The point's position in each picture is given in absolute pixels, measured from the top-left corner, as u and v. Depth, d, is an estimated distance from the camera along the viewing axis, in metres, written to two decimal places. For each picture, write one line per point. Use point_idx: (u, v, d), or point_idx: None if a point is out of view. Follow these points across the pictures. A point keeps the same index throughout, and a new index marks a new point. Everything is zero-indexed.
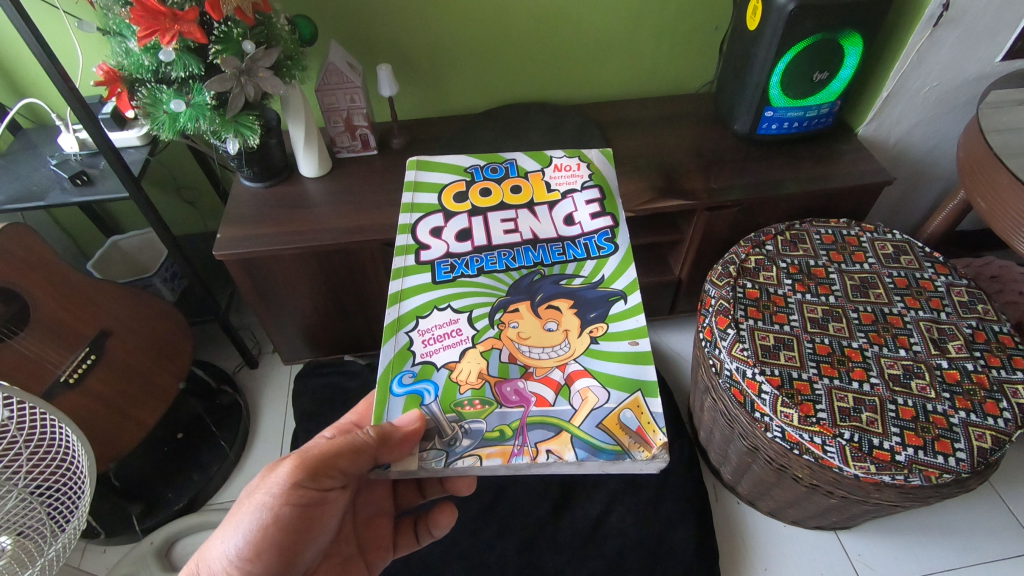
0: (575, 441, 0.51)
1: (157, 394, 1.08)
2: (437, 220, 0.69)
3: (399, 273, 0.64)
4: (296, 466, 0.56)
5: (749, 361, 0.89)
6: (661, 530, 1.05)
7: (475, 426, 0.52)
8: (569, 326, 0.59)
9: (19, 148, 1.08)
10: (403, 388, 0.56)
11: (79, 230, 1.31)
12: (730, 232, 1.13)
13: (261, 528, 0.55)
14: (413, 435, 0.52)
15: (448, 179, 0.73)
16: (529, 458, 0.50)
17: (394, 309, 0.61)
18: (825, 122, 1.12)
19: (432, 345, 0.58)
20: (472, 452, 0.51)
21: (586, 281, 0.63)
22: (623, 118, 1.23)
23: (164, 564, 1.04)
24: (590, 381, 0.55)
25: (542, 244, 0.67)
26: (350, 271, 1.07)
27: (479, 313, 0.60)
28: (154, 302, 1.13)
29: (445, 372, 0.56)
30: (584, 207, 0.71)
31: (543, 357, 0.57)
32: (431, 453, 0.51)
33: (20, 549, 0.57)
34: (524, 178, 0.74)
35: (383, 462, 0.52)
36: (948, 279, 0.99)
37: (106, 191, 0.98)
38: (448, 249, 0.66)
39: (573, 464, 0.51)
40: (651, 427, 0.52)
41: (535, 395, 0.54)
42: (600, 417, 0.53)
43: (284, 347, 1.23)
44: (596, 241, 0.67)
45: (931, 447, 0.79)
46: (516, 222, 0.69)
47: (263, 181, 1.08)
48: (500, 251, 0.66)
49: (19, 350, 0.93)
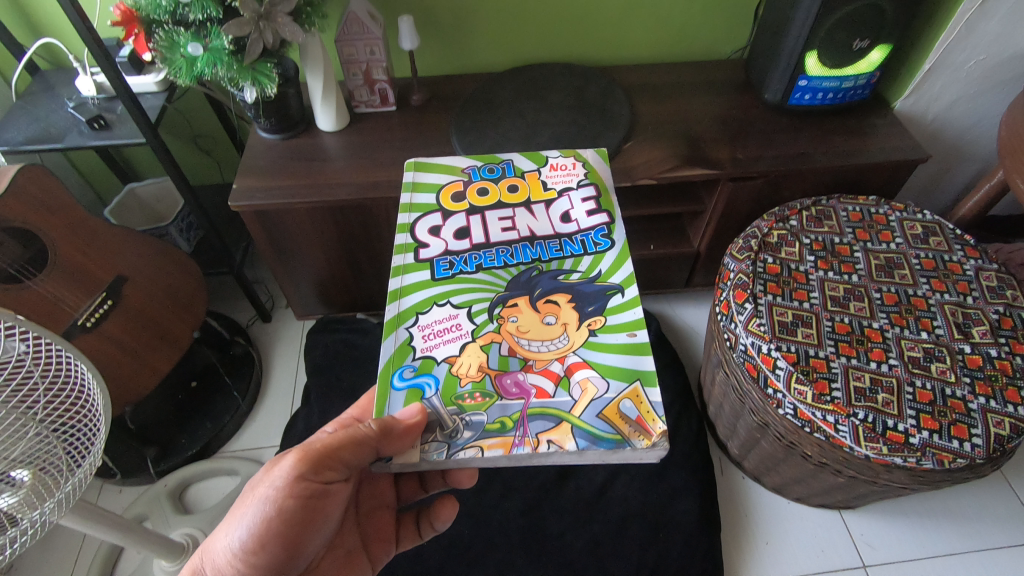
0: (575, 431, 0.51)
1: (171, 341, 1.10)
2: (436, 219, 0.68)
3: (399, 270, 0.63)
4: (299, 460, 0.56)
5: (764, 337, 0.87)
6: (665, 500, 1.05)
7: (476, 419, 0.52)
8: (567, 320, 0.58)
9: (38, 88, 1.07)
10: (404, 382, 0.55)
11: (96, 175, 1.31)
12: (752, 206, 1.10)
13: (264, 520, 0.55)
14: (415, 428, 0.51)
15: (445, 180, 0.72)
16: (530, 449, 0.50)
17: (394, 305, 0.60)
18: (861, 94, 1.07)
19: (432, 340, 0.57)
20: (473, 443, 0.51)
21: (583, 276, 0.62)
22: (648, 82, 1.19)
23: (177, 506, 1.08)
24: (590, 372, 0.54)
25: (540, 240, 0.65)
26: (364, 228, 1.06)
27: (478, 308, 0.59)
28: (171, 250, 1.14)
29: (446, 367, 0.56)
30: (579, 205, 0.69)
31: (543, 350, 0.56)
32: (432, 445, 0.51)
33: (37, 482, 0.58)
34: (520, 178, 0.72)
35: (385, 455, 0.51)
36: (978, 263, 0.96)
37: (122, 135, 0.97)
38: (446, 247, 0.65)
39: (573, 453, 0.50)
40: (651, 415, 0.51)
41: (535, 387, 0.53)
42: (600, 407, 0.52)
43: (297, 301, 1.23)
44: (593, 237, 0.66)
45: (946, 431, 0.78)
46: (514, 220, 0.68)
47: (280, 134, 1.06)
48: (498, 248, 0.65)
49: (34, 289, 0.92)
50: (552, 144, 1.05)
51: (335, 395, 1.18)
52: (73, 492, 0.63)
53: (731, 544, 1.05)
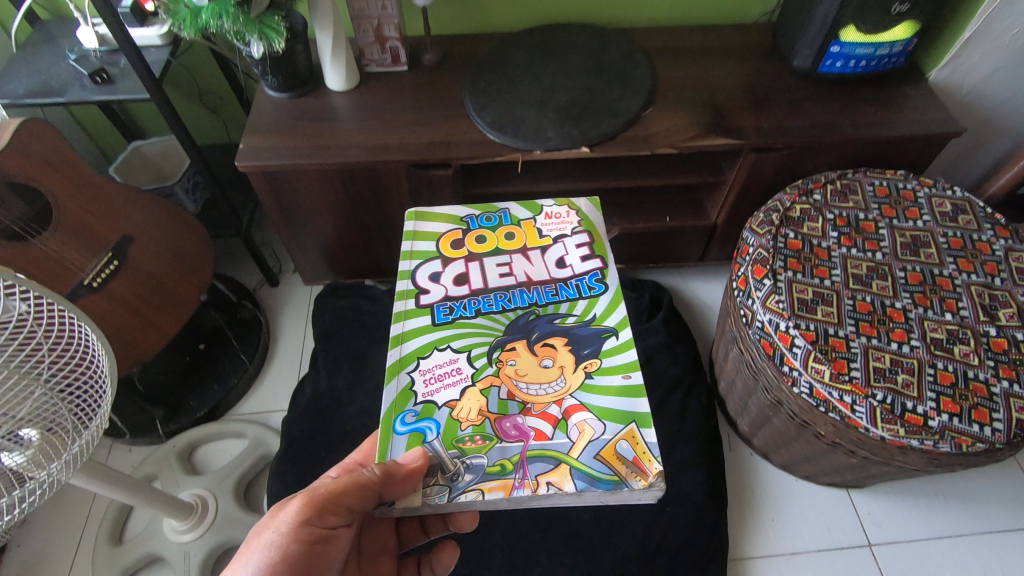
0: (574, 472, 0.50)
1: (178, 302, 1.09)
2: (436, 266, 0.65)
3: (399, 317, 0.61)
4: (304, 505, 0.54)
5: (783, 314, 0.85)
6: (673, 474, 1.04)
7: (476, 461, 0.51)
8: (564, 362, 0.57)
9: (39, 40, 1.04)
10: (406, 426, 0.54)
11: (100, 132, 1.28)
12: (774, 178, 1.06)
13: (269, 567, 0.51)
14: (417, 472, 0.50)
15: (445, 228, 0.69)
16: (530, 491, 0.49)
17: (396, 350, 0.58)
18: (896, 62, 1.02)
19: (433, 385, 0.56)
20: (474, 486, 0.50)
21: (579, 320, 0.60)
22: (671, 46, 1.13)
23: (186, 466, 1.08)
24: (586, 415, 0.54)
25: (537, 286, 0.63)
26: (373, 190, 1.03)
27: (478, 352, 0.58)
28: (177, 211, 1.12)
29: (446, 411, 0.54)
30: (573, 250, 0.67)
31: (541, 394, 0.55)
32: (434, 489, 0.50)
33: (45, 443, 0.58)
34: (516, 226, 0.69)
35: (388, 499, 0.50)
36: (1008, 243, 0.92)
37: (125, 90, 0.94)
38: (446, 293, 0.63)
39: (571, 495, 0.50)
40: (646, 456, 0.51)
41: (534, 429, 0.53)
42: (597, 449, 0.52)
43: (304, 266, 1.21)
44: (588, 282, 0.64)
45: (967, 415, 0.76)
46: (511, 266, 0.65)
47: (288, 92, 1.03)
48: (496, 293, 0.62)
49: (39, 247, 0.91)
50: (569, 110, 1.01)
51: (343, 362, 1.17)
52: (81, 451, 0.63)
53: (737, 520, 1.05)
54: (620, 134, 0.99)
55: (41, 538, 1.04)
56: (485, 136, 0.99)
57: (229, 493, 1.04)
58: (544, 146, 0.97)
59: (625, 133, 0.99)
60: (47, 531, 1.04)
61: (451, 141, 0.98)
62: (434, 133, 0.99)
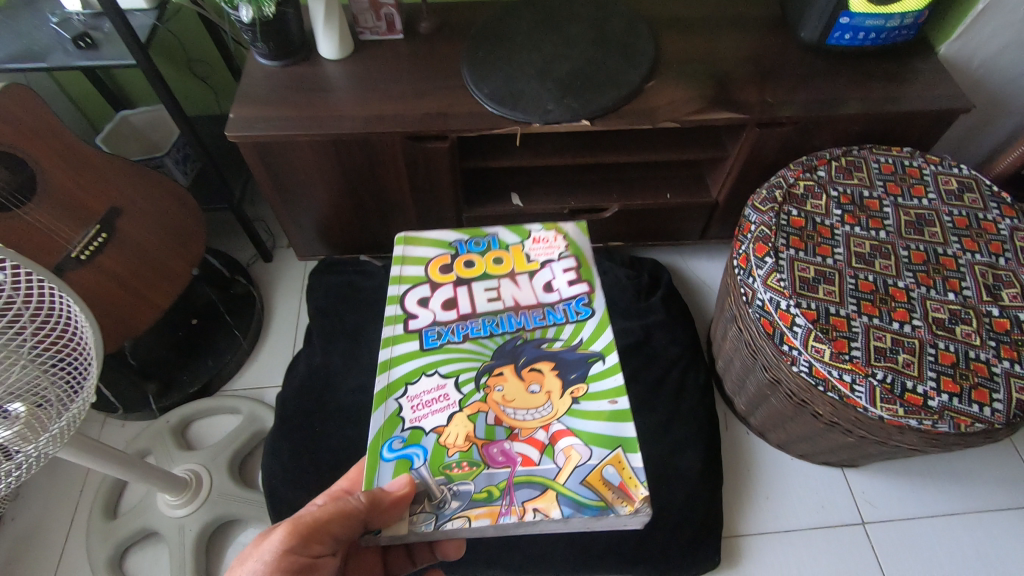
0: (560, 499, 0.53)
1: (170, 276, 1.05)
2: (424, 290, 0.68)
3: (388, 342, 0.64)
4: (289, 532, 0.55)
5: (784, 293, 0.84)
6: (669, 453, 1.04)
7: (464, 488, 0.54)
8: (551, 388, 0.60)
9: (19, 2, 0.99)
10: (394, 452, 0.57)
11: (86, 101, 1.24)
12: (778, 154, 1.04)
13: None
14: (403, 500, 0.53)
15: (434, 252, 0.72)
16: (516, 518, 0.52)
17: (384, 376, 0.61)
18: (906, 35, 0.99)
19: (421, 411, 0.59)
20: (461, 513, 0.53)
21: (565, 344, 0.63)
22: (675, 16, 1.10)
23: (180, 441, 1.08)
24: (574, 440, 0.57)
25: (524, 311, 0.66)
26: (368, 164, 1.00)
27: (465, 378, 0.60)
28: (168, 184, 1.09)
29: (434, 437, 0.57)
30: (560, 276, 0.69)
31: (528, 420, 0.58)
32: (421, 516, 0.53)
33: (32, 418, 0.57)
34: (504, 250, 0.71)
35: (373, 527, 0.53)
36: (1013, 223, 0.91)
37: (109, 56, 0.91)
38: (434, 318, 0.66)
39: (558, 520, 0.53)
40: (632, 481, 0.55)
41: (521, 456, 0.56)
42: (583, 474, 0.55)
43: (298, 240, 1.19)
44: (574, 306, 0.67)
45: (967, 395, 0.76)
46: (499, 290, 0.68)
47: (279, 60, 0.99)
48: (484, 317, 0.65)
49: (24, 219, 0.89)
50: (570, 81, 0.98)
51: (338, 339, 1.16)
52: (66, 427, 0.62)
53: (732, 498, 1.05)
54: (621, 107, 0.96)
55: (36, 511, 1.04)
56: (483, 107, 0.96)
57: (224, 469, 1.03)
58: (543, 119, 0.94)
59: (627, 105, 0.97)
60: (41, 504, 1.04)
61: (448, 112, 0.95)
62: (430, 103, 0.96)
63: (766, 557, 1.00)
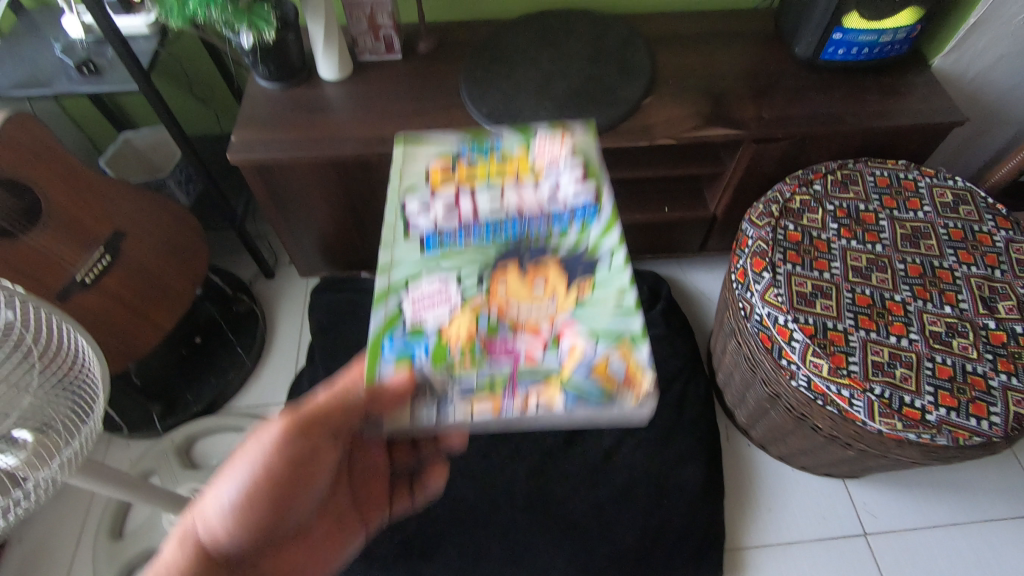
0: (563, 390, 0.50)
1: (174, 295, 1.08)
2: (425, 195, 0.63)
3: (388, 245, 0.60)
4: (287, 426, 0.53)
5: (782, 308, 0.85)
6: (671, 466, 1.04)
7: (465, 381, 0.51)
8: (558, 284, 0.56)
9: (24, 29, 1.01)
10: (394, 348, 0.53)
11: (90, 123, 1.26)
12: (774, 168, 1.05)
13: (252, 482, 0.51)
14: (404, 393, 0.50)
15: (435, 155, 0.66)
16: (519, 408, 0.49)
17: (384, 278, 0.57)
18: (899, 49, 1.00)
19: (421, 311, 0.55)
20: (463, 405, 0.50)
21: (573, 246, 0.58)
22: (670, 33, 1.11)
23: (184, 460, 1.09)
24: (579, 335, 0.53)
25: (529, 215, 0.60)
26: (369, 184, 1.01)
27: (466, 277, 0.56)
28: (172, 205, 1.11)
29: (435, 334, 0.53)
30: (567, 178, 0.63)
31: (532, 314, 0.54)
32: (422, 408, 0.50)
33: (41, 444, 0.57)
34: (508, 155, 0.66)
35: (373, 415, 0.51)
36: (1009, 234, 0.91)
37: (113, 81, 0.92)
38: (435, 222, 0.60)
39: (563, 412, 0.50)
40: (639, 370, 0.51)
41: (524, 350, 0.52)
42: (589, 366, 0.51)
43: (299, 258, 1.20)
44: (581, 211, 0.61)
45: (965, 409, 0.76)
46: (504, 196, 0.62)
47: (280, 83, 1.01)
48: (487, 221, 0.60)
49: (27, 243, 0.89)
50: (568, 100, 0.99)
51: (340, 356, 1.16)
52: (75, 454, 0.62)
53: (734, 511, 1.05)
54: (618, 125, 0.98)
55: (42, 531, 1.05)
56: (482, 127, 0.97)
57: None
58: None
59: (624, 123, 0.98)
60: (47, 523, 1.05)
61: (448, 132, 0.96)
62: (429, 124, 0.97)
63: (768, 569, 1.00)
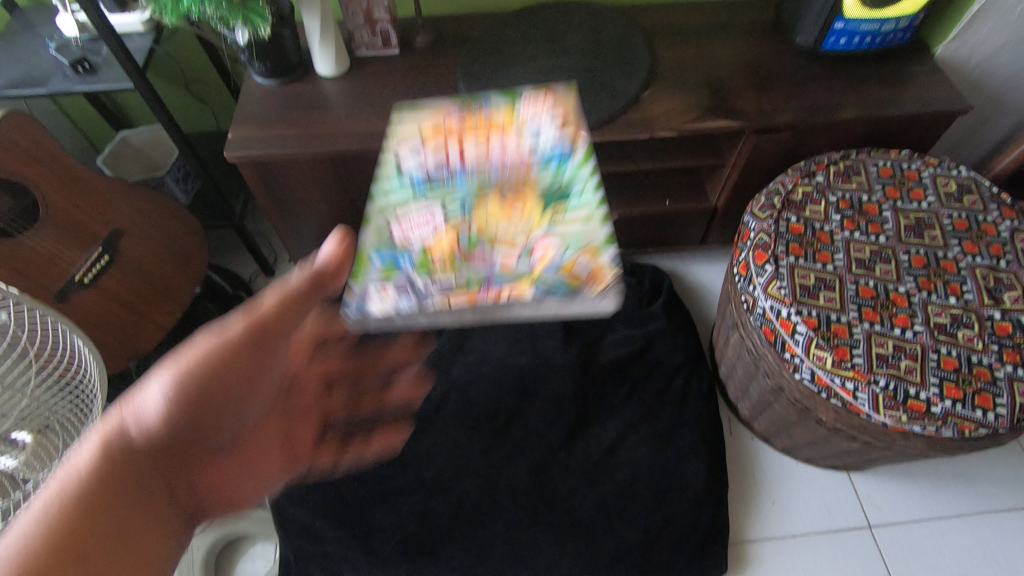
0: (533, 282, 0.51)
1: (173, 295, 1.05)
2: (416, 148, 0.62)
3: (377, 190, 0.60)
4: (246, 320, 0.57)
5: (785, 300, 0.84)
6: (675, 460, 1.04)
7: (443, 280, 0.52)
8: (527, 191, 0.57)
9: (18, 28, 1.00)
10: (381, 258, 0.54)
11: (86, 122, 1.25)
12: (776, 160, 1.04)
13: (198, 364, 0.55)
14: (345, 253, 0.59)
15: (422, 116, 0.66)
16: (494, 299, 0.51)
17: (371, 204, 0.59)
18: (901, 38, 0.99)
19: (408, 230, 0.56)
20: (440, 299, 0.51)
21: (542, 156, 0.60)
22: (669, 24, 1.10)
23: None
24: (551, 241, 0.54)
25: (512, 160, 0.59)
26: (367, 180, 1.01)
27: (446, 197, 0.58)
28: (170, 204, 1.10)
29: (419, 250, 0.54)
30: (548, 126, 0.63)
31: (506, 229, 0.55)
32: (372, 295, 0.52)
33: (41, 445, 0.58)
34: (493, 112, 0.64)
35: (326, 288, 0.60)
36: (1014, 224, 0.91)
37: (108, 80, 0.91)
38: (425, 169, 0.60)
39: (533, 304, 0.51)
40: (605, 266, 0.52)
41: (497, 257, 0.53)
42: (558, 265, 0.52)
43: (299, 255, 1.20)
44: (553, 155, 0.60)
45: (970, 400, 0.76)
46: (486, 152, 0.60)
47: (277, 79, 1.00)
48: (470, 168, 0.59)
49: (27, 245, 0.90)
50: None
51: None
52: None
53: (738, 505, 1.05)
54: (618, 118, 0.97)
55: None
56: None
57: None
58: None
59: (624, 116, 0.97)
60: None
61: None
62: None
63: (773, 563, 1.00)
